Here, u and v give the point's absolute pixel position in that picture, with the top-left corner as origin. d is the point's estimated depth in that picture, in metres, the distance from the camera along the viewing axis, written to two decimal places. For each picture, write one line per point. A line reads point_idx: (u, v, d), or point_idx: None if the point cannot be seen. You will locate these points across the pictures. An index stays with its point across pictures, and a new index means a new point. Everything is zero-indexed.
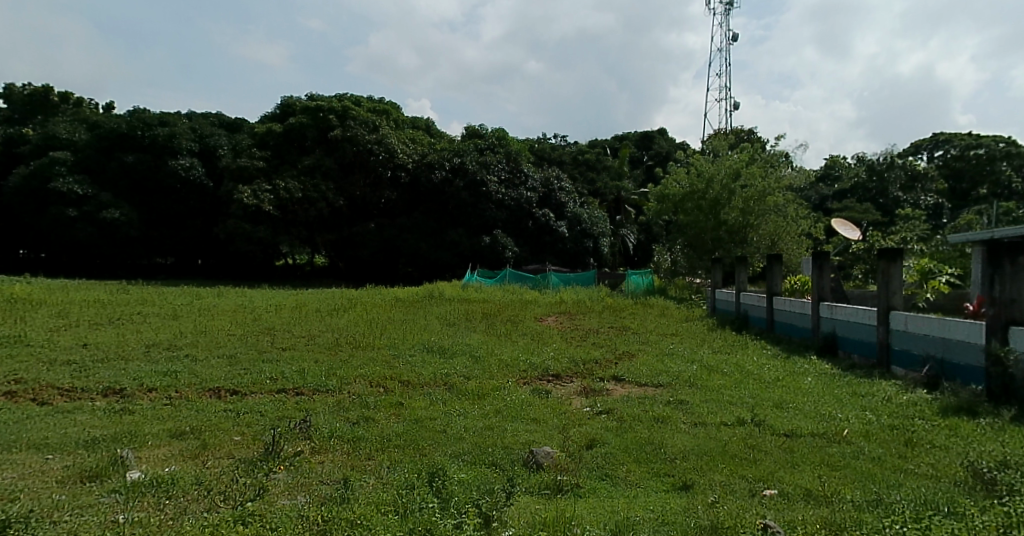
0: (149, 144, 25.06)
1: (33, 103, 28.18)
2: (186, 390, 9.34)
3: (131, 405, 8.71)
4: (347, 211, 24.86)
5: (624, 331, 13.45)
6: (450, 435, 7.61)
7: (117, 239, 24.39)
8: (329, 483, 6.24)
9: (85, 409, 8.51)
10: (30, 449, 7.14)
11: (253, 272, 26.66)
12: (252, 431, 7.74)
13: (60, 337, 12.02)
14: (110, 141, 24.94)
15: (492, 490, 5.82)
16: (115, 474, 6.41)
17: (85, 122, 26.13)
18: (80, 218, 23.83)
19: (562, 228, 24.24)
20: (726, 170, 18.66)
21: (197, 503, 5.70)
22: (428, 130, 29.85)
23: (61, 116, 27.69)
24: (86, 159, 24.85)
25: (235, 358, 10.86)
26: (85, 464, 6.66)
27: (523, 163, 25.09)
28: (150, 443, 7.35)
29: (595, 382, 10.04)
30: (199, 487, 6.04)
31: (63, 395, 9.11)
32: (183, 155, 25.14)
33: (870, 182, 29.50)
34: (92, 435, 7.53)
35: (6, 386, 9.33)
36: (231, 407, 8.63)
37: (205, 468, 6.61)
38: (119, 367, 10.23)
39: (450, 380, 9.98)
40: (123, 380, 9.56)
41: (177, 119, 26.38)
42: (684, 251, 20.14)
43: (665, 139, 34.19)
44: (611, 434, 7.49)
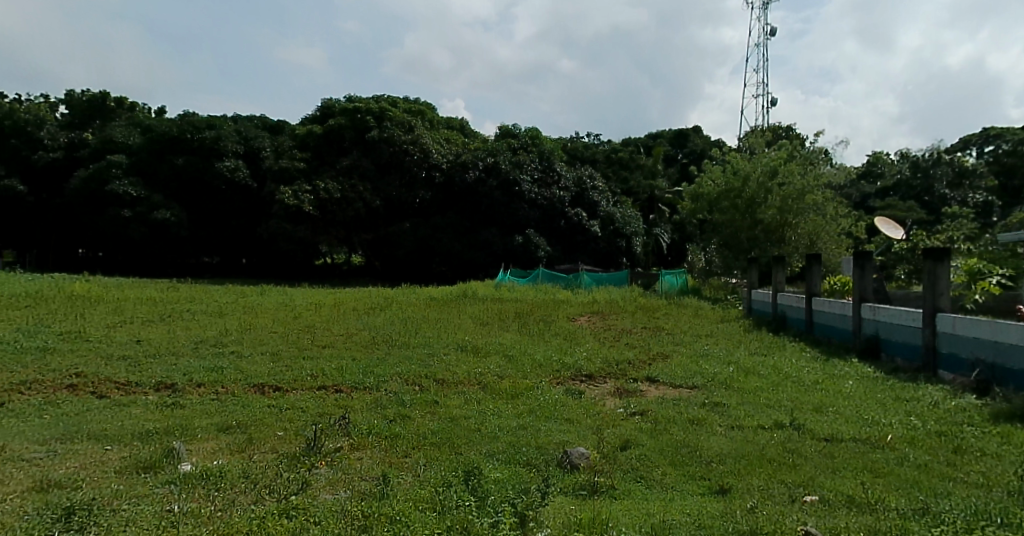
0: (198, 148, 25.46)
1: (91, 108, 28.55)
2: (232, 386, 9.41)
3: (183, 399, 8.80)
4: (384, 211, 24.86)
5: (657, 331, 13.30)
6: (483, 434, 7.54)
7: (167, 239, 24.80)
8: (369, 479, 6.21)
9: (141, 403, 8.62)
10: (89, 440, 7.22)
11: (295, 272, 26.86)
12: (295, 426, 7.77)
13: (117, 332, 12.25)
14: (161, 144, 25.33)
15: (527, 490, 5.75)
16: (168, 466, 6.45)
17: (140, 126, 26.63)
18: (134, 219, 24.09)
19: (595, 228, 24.08)
20: (763, 168, 18.32)
21: (245, 495, 5.71)
22: (462, 129, 29.88)
23: (118, 121, 28.36)
24: (140, 162, 25.23)
25: (278, 354, 10.96)
26: (140, 455, 6.73)
27: (555, 162, 24.93)
28: (200, 436, 7.42)
29: (630, 383, 9.93)
30: (247, 480, 6.07)
31: (121, 389, 9.24)
32: (229, 157, 25.50)
33: (915, 179, 28.88)
34: (146, 427, 7.62)
35: (63, 379, 9.50)
36: (274, 402, 8.69)
37: (251, 461, 6.63)
38: (171, 362, 10.36)
39: (483, 379, 9.89)
40: (174, 376, 9.65)
41: (224, 122, 26.84)
42: (719, 251, 19.84)
43: (701, 136, 33.75)
44: (645, 436, 7.36)
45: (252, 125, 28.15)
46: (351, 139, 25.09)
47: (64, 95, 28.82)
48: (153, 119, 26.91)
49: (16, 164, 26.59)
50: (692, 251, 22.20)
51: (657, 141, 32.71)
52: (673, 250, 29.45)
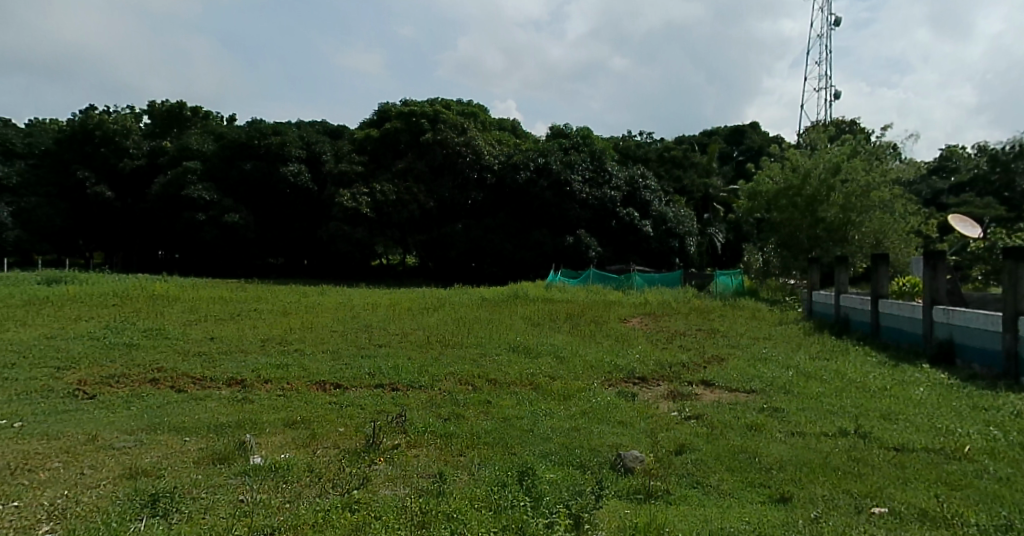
0: (264, 154, 25.87)
1: (168, 117, 29.08)
2: (297, 383, 9.46)
3: (253, 395, 8.92)
4: (437, 212, 24.92)
5: (713, 333, 12.94)
6: (536, 434, 7.40)
7: (237, 241, 25.38)
8: (426, 477, 6.15)
9: (215, 397, 8.78)
10: (170, 431, 7.44)
11: (352, 272, 27.13)
12: (354, 423, 7.77)
13: (192, 330, 12.51)
14: (232, 150, 26.16)
15: (582, 491, 5.62)
16: (240, 458, 6.60)
17: (214, 134, 27.50)
18: (207, 222, 24.89)
19: (647, 228, 23.60)
20: (826, 164, 17.66)
21: (310, 487, 5.87)
22: (514, 130, 29.82)
23: (194, 128, 28.84)
24: (212, 168, 26.14)
25: (337, 352, 10.98)
26: (216, 447, 6.90)
27: (607, 161, 24.55)
28: (269, 430, 7.51)
29: (684, 386, 9.66)
30: (313, 473, 6.18)
31: (199, 383, 9.41)
32: (292, 162, 25.64)
33: (993, 174, 27.62)
34: (221, 420, 7.77)
35: (143, 373, 9.73)
36: (335, 399, 8.69)
37: (315, 455, 6.69)
38: (240, 359, 10.50)
39: (536, 380, 9.76)
40: (244, 371, 9.80)
41: (289, 127, 27.20)
42: (778, 251, 19.28)
43: (759, 133, 32.98)
44: (701, 441, 7.09)
45: (314, 130, 28.52)
46: (406, 142, 25.44)
47: (147, 105, 29.53)
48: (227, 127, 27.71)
49: (103, 171, 27.77)
50: (748, 252, 21.69)
51: (712, 139, 32.12)
52: (728, 250, 28.88)
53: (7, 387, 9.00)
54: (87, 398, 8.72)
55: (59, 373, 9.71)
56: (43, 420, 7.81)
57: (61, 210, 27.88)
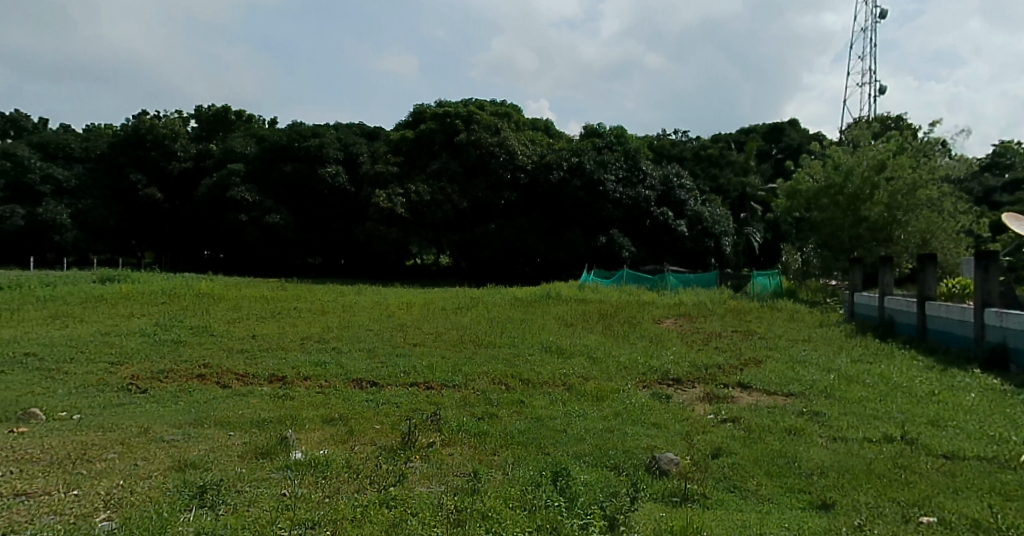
0: (304, 156, 26.17)
1: (215, 121, 29.49)
2: (334, 380, 9.45)
3: (293, 391, 8.97)
4: (471, 212, 24.92)
5: (749, 335, 12.66)
6: (569, 435, 7.27)
7: (277, 241, 25.66)
8: (461, 476, 6.18)
9: (257, 394, 8.86)
10: (215, 425, 7.62)
11: (388, 271, 27.21)
12: (390, 421, 7.77)
13: (235, 327, 12.63)
14: (273, 152, 26.46)
15: (619, 493, 5.50)
16: (281, 452, 6.68)
17: (257, 137, 27.84)
18: (249, 223, 25.19)
19: (681, 228, 23.18)
20: (869, 161, 17.20)
21: (349, 483, 5.94)
22: (547, 130, 29.69)
23: (239, 131, 29.16)
24: (254, 170, 26.36)
25: (373, 350, 10.97)
26: (258, 441, 7.01)
27: (641, 160, 24.19)
28: (308, 426, 7.59)
29: (719, 388, 9.44)
30: (351, 469, 6.25)
31: (242, 380, 9.49)
32: (331, 163, 25.79)
33: None
34: (263, 416, 7.89)
35: (190, 369, 9.85)
36: (371, 397, 8.68)
37: (353, 452, 6.75)
38: (280, 356, 10.54)
39: (569, 380, 9.62)
40: (284, 368, 9.83)
41: (328, 129, 27.38)
42: (818, 252, 18.88)
43: (798, 130, 32.34)
44: (739, 444, 6.91)
45: (351, 131, 28.68)
46: (440, 143, 25.61)
47: (194, 109, 29.96)
48: (270, 129, 27.99)
49: (154, 174, 28.32)
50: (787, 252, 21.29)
51: (751, 136, 31.58)
52: (766, 250, 28.45)
53: (65, 380, 9.32)
54: (139, 392, 8.91)
55: (113, 367, 9.94)
56: (97, 414, 8.05)
57: (115, 212, 28.39)
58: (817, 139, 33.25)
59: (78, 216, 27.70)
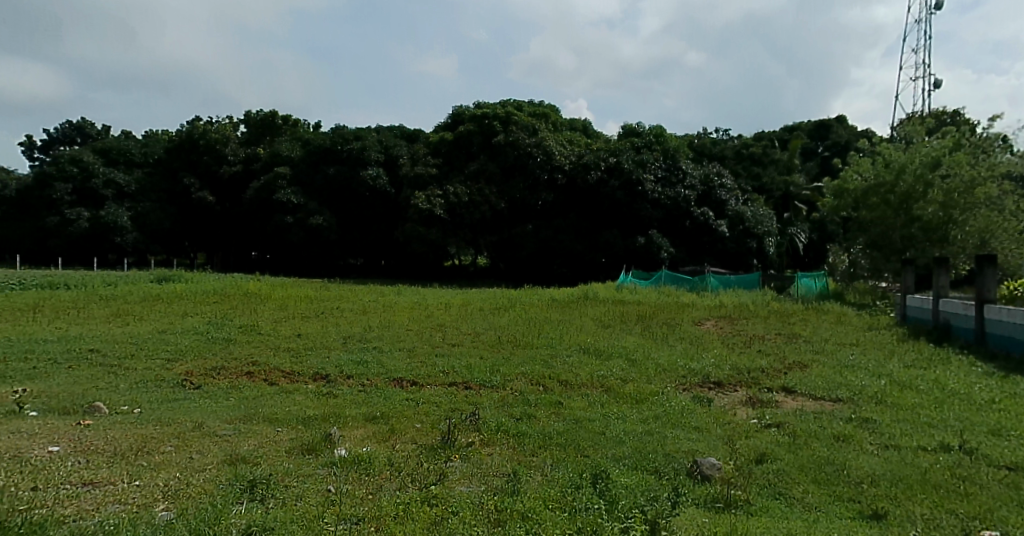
0: (347, 157, 26.37)
1: (263, 126, 29.81)
2: (375, 379, 9.38)
3: (336, 389, 8.94)
4: (508, 212, 24.91)
5: (794, 338, 12.32)
6: (608, 437, 7.17)
7: (321, 243, 25.79)
8: (500, 476, 6.27)
9: (303, 391, 8.87)
10: (264, 421, 7.68)
11: (426, 271, 27.22)
12: (430, 419, 7.75)
13: (282, 326, 12.69)
14: (317, 155, 26.73)
15: (656, 498, 5.68)
16: (326, 449, 6.81)
17: (302, 140, 28.19)
18: (295, 224, 25.43)
19: (722, 227, 22.80)
20: (924, 159, 16.66)
21: (391, 481, 6.13)
22: (585, 130, 29.47)
23: (284, 135, 29.49)
24: (299, 173, 26.64)
25: (413, 350, 10.89)
26: (304, 437, 7.15)
27: (681, 159, 23.80)
28: (352, 423, 7.62)
29: (763, 392, 9.18)
30: (393, 467, 6.39)
31: (287, 377, 9.50)
32: (372, 165, 25.99)
33: None
34: (309, 413, 7.92)
35: (241, 366, 9.89)
36: (411, 396, 8.60)
37: (394, 449, 6.84)
38: (324, 354, 10.53)
39: (608, 382, 9.42)
40: (328, 367, 9.80)
41: (370, 132, 27.56)
42: (867, 252, 18.40)
43: (846, 127, 31.50)
44: (783, 450, 6.79)
45: (391, 134, 28.76)
46: (479, 144, 25.57)
47: (244, 114, 30.34)
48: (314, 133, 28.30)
49: (206, 178, 28.89)
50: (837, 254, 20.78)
51: (795, 134, 30.91)
52: (811, 251, 27.91)
53: (124, 376, 9.45)
54: (193, 388, 8.97)
55: (170, 364, 10.03)
56: (156, 408, 8.15)
57: (171, 215, 28.67)
58: (866, 135, 32.33)
59: (136, 219, 28.12)
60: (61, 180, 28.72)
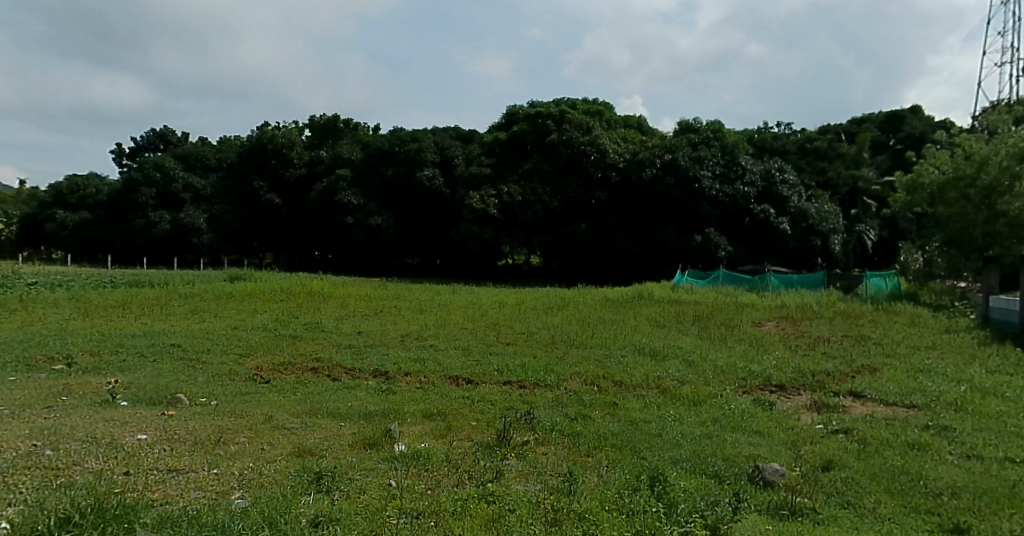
0: (404, 159, 26.37)
1: (324, 129, 30.17)
2: (432, 377, 9.22)
3: (394, 386, 8.80)
4: (561, 211, 24.54)
5: (862, 341, 11.73)
6: (665, 439, 6.87)
7: (380, 243, 25.99)
8: (557, 475, 6.06)
9: (365, 387, 8.76)
10: (328, 415, 7.57)
11: (479, 271, 27.07)
12: (486, 417, 7.54)
13: (343, 324, 12.64)
14: (376, 156, 26.87)
15: (716, 502, 5.45)
16: (387, 444, 6.68)
17: (363, 143, 28.49)
18: (355, 225, 25.66)
19: (785, 225, 21.93)
20: (1008, 150, 15.59)
21: (449, 477, 6.00)
22: (641, 127, 28.95)
23: (344, 139, 29.79)
24: (359, 174, 26.94)
25: (468, 349, 10.68)
26: (364, 432, 7.03)
27: (740, 155, 23.12)
28: (410, 419, 7.46)
29: (829, 397, 8.71)
30: (450, 463, 6.24)
31: (348, 373, 9.42)
32: (428, 166, 25.95)
33: None
34: (370, 408, 7.78)
35: (306, 361, 9.86)
36: (467, 394, 8.38)
37: (451, 446, 6.68)
38: (383, 352, 10.40)
39: (664, 383, 9.05)
40: (387, 364, 9.68)
41: (426, 134, 27.49)
42: (944, 250, 17.56)
43: (919, 117, 30.11)
44: (852, 458, 6.45)
45: (447, 135, 28.68)
46: (532, 143, 25.42)
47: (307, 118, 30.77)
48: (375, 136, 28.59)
49: (274, 182, 29.43)
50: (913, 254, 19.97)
51: (864, 126, 29.74)
52: (882, 249, 27.10)
53: (202, 369, 9.52)
54: (263, 381, 8.97)
55: (243, 358, 10.08)
56: (232, 400, 8.15)
57: (242, 216, 29.31)
58: (941, 126, 30.85)
59: (211, 221, 28.62)
60: (146, 185, 29.17)
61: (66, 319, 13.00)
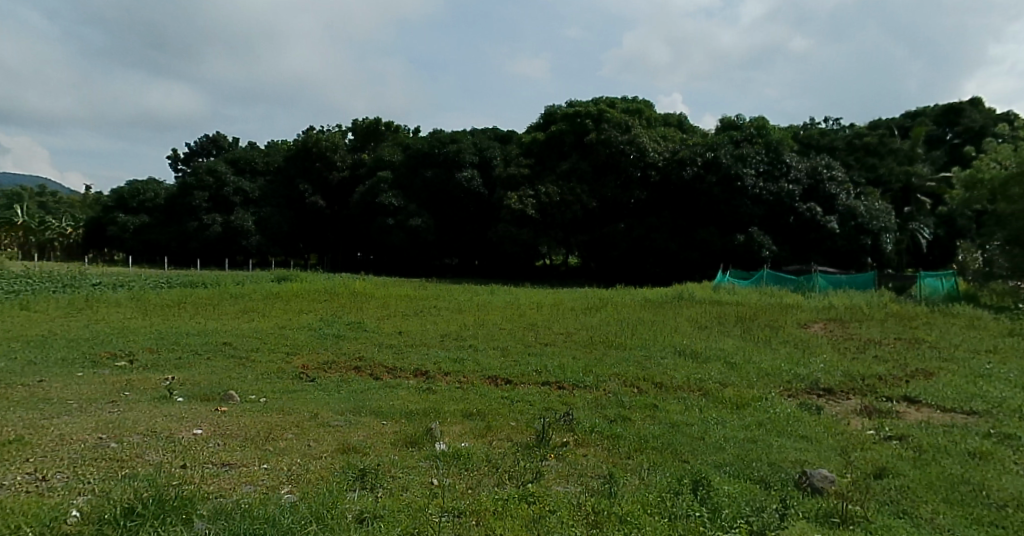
0: (443, 161, 26.22)
1: (366, 132, 30.29)
2: (471, 376, 9.04)
3: (435, 385, 8.64)
4: (600, 211, 24.22)
5: (916, 344, 11.25)
6: (708, 443, 6.58)
7: (420, 244, 25.99)
8: (597, 477, 5.83)
9: (405, 386, 8.60)
10: (371, 413, 7.44)
11: (516, 271, 26.88)
12: (525, 417, 7.31)
13: (384, 323, 12.55)
14: (415, 158, 26.75)
15: (762, 507, 5.23)
16: (428, 443, 6.50)
17: (403, 145, 28.50)
18: (395, 226, 25.68)
19: (832, 223, 21.28)
20: None
21: (489, 476, 5.80)
22: (681, 125, 28.47)
23: (386, 141, 29.84)
24: (400, 176, 26.92)
25: (507, 349, 10.49)
26: (406, 430, 6.86)
27: (784, 152, 22.54)
28: (450, 419, 7.28)
29: (881, 402, 8.31)
30: (491, 463, 6.03)
31: (389, 372, 9.29)
32: (467, 167, 25.86)
33: None
34: (411, 407, 7.62)
35: (349, 360, 9.75)
36: (506, 394, 8.18)
37: (491, 446, 6.47)
38: (424, 352, 10.24)
39: (706, 386, 8.73)
40: (427, 363, 9.53)
41: (464, 135, 27.35)
42: (1002, 249, 16.85)
43: (979, 109, 29.01)
44: (907, 465, 6.10)
45: (486, 136, 28.50)
46: (571, 143, 25.13)
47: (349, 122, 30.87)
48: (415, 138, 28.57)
49: (318, 185, 29.69)
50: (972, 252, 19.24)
51: (918, 120, 28.89)
52: (939, 249, 26.45)
53: (252, 367, 9.47)
54: (308, 380, 8.87)
55: (289, 357, 10.02)
56: (280, 397, 8.08)
57: (288, 218, 29.51)
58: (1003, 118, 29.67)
59: (259, 223, 28.87)
60: (198, 189, 29.65)
61: (116, 317, 13.14)
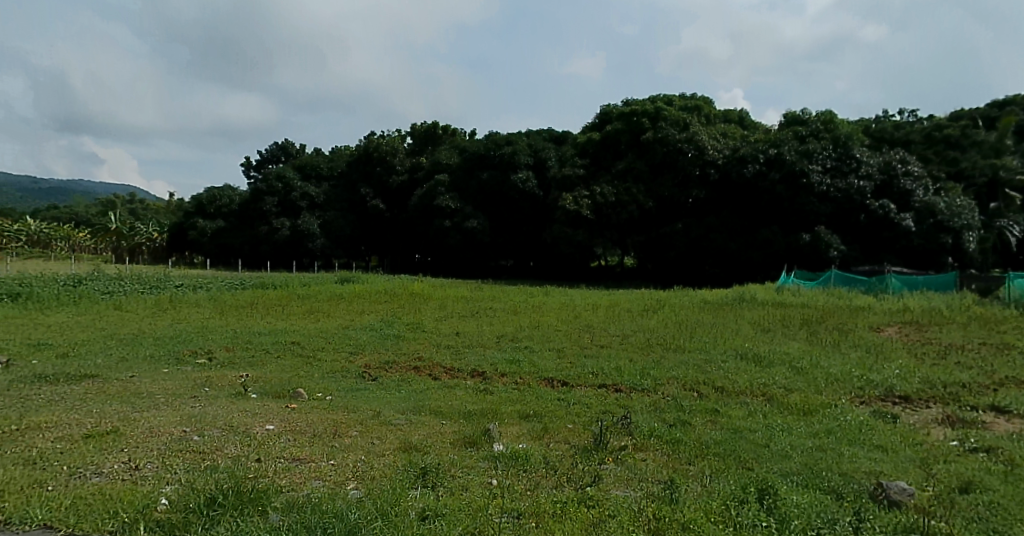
0: (498, 162, 25.89)
1: (426, 136, 30.40)
2: (526, 378, 8.65)
3: (492, 386, 8.29)
4: (658, 212, 23.61)
5: (1003, 349, 10.43)
6: (773, 450, 6.05)
7: (477, 246, 25.83)
8: (654, 482, 5.38)
9: (463, 386, 8.27)
10: (430, 413, 7.13)
11: (573, 272, 26.58)
12: (582, 420, 6.89)
13: (443, 324, 12.28)
14: (472, 161, 26.59)
15: (835, 518, 4.73)
16: (487, 443, 6.14)
17: (459, 148, 28.30)
18: (452, 228, 25.53)
19: (907, 221, 20.18)
20: None
21: (548, 478, 5.40)
22: (741, 122, 27.58)
23: (444, 144, 29.71)
24: (455, 178, 26.73)
25: (563, 350, 10.09)
26: (465, 430, 6.52)
27: (854, 147, 21.51)
28: (508, 420, 6.91)
29: (964, 411, 7.63)
30: (548, 465, 5.63)
31: (447, 373, 8.98)
32: (523, 168, 25.51)
33: None
34: (471, 407, 7.27)
35: (408, 360, 9.48)
36: (562, 396, 7.77)
37: (548, 448, 6.08)
38: (479, 353, 9.90)
39: (770, 391, 8.16)
40: (484, 364, 9.19)
41: (519, 136, 26.97)
42: None
43: None
44: (996, 480, 5.48)
45: (541, 136, 28.12)
46: (627, 142, 24.56)
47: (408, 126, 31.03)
48: (471, 140, 28.37)
49: (378, 188, 29.91)
50: None
51: (1004, 110, 27.35)
52: None
53: (317, 365, 9.27)
54: (371, 379, 8.61)
55: (353, 356, 9.81)
56: (347, 395, 7.83)
57: (352, 221, 29.67)
58: None
59: (324, 226, 29.06)
60: (268, 195, 29.99)
61: (182, 316, 13.22)
